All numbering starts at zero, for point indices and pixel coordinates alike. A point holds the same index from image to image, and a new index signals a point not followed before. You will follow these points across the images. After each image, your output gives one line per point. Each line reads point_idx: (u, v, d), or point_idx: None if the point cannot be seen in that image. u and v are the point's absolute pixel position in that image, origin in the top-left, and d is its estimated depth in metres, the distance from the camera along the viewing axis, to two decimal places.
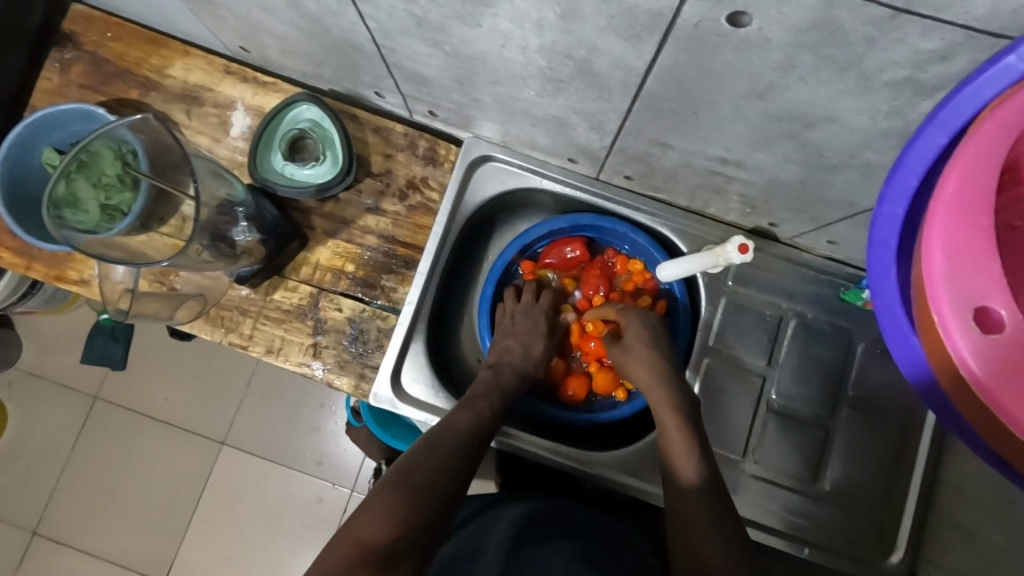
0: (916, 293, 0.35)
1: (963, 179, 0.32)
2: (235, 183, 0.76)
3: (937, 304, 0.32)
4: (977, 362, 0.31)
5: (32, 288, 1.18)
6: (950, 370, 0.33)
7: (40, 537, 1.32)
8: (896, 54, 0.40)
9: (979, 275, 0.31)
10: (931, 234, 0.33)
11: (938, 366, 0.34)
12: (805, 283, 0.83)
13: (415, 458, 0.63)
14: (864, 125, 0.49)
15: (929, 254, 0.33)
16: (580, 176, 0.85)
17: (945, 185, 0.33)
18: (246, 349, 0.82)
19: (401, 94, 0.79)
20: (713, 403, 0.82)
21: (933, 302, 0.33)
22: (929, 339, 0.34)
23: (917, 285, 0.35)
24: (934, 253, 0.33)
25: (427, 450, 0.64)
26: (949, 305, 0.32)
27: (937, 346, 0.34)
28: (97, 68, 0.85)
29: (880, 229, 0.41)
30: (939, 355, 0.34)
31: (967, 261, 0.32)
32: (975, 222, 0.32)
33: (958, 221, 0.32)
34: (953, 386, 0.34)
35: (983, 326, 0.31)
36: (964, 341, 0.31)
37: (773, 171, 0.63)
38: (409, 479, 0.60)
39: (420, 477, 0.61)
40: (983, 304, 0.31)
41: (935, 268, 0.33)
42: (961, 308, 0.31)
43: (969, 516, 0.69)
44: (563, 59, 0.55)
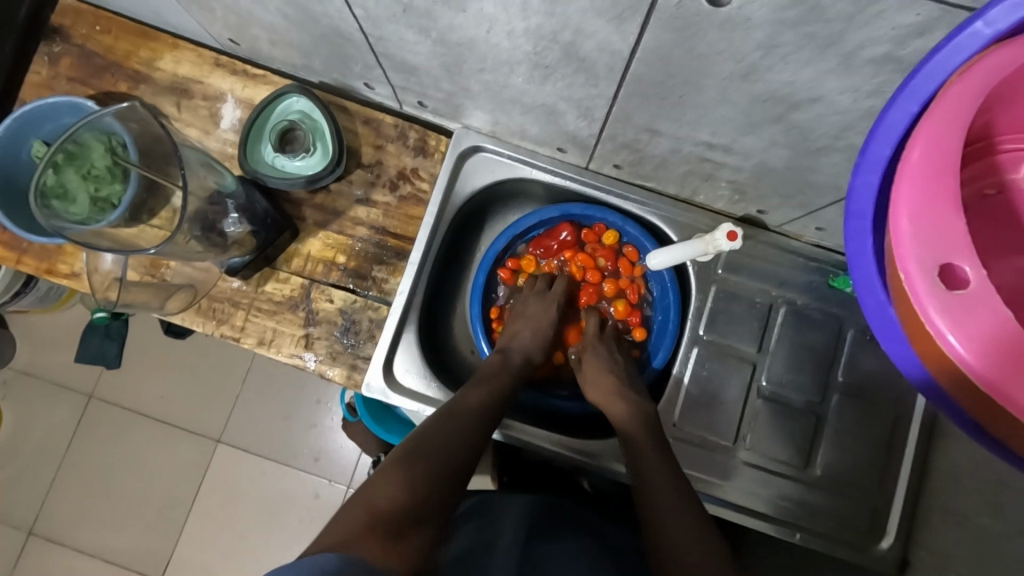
0: (890, 260, 0.35)
1: (931, 140, 0.32)
2: (225, 173, 0.76)
3: (902, 262, 0.32)
4: (943, 318, 0.30)
5: (25, 285, 1.18)
6: (923, 330, 0.32)
7: (35, 536, 1.32)
8: (875, 30, 0.41)
9: (944, 232, 0.31)
10: (898, 196, 0.32)
11: (910, 328, 0.33)
12: (795, 271, 0.84)
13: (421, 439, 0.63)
14: (847, 105, 0.50)
15: (895, 216, 0.32)
16: (569, 165, 0.85)
17: (912, 150, 0.32)
18: (238, 341, 0.82)
19: (390, 84, 0.79)
20: (702, 389, 0.83)
21: (902, 263, 0.32)
22: (903, 304, 0.33)
23: (890, 250, 0.34)
24: (902, 213, 0.32)
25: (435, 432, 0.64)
26: (915, 263, 0.31)
27: (909, 308, 0.33)
28: (86, 61, 0.85)
29: (856, 200, 0.40)
30: (912, 318, 0.33)
31: (934, 219, 0.31)
32: (941, 182, 0.31)
33: (925, 181, 0.31)
34: (929, 351, 0.33)
35: (949, 283, 0.30)
36: (928, 296, 0.30)
37: (760, 155, 0.63)
38: (419, 451, 0.61)
39: (427, 455, 0.61)
40: (948, 260, 0.30)
41: (902, 228, 0.32)
42: (927, 265, 0.31)
43: (959, 499, 0.69)
44: (549, 43, 0.55)
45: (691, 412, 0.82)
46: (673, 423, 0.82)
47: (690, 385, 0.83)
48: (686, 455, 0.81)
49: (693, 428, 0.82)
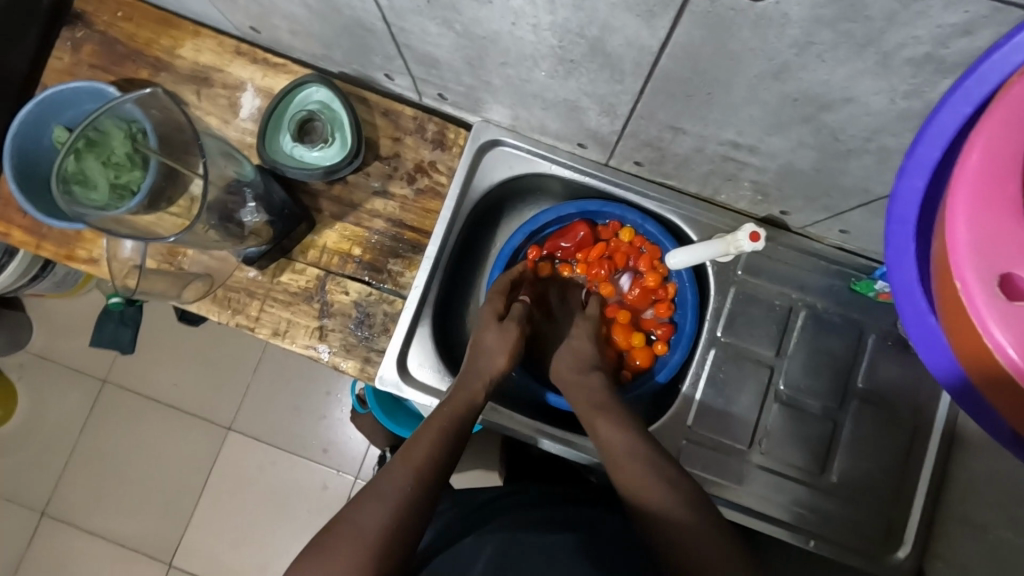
0: (937, 267, 0.34)
1: (990, 144, 0.31)
2: (245, 162, 0.76)
3: (959, 272, 0.30)
4: (1003, 331, 0.29)
5: (41, 270, 1.19)
6: (976, 342, 0.31)
7: (48, 517, 1.33)
8: (918, 29, 0.39)
9: (1004, 242, 0.30)
10: (956, 202, 0.31)
11: (960, 340, 0.32)
12: (816, 274, 0.82)
13: (357, 508, 0.57)
14: (883, 106, 0.48)
15: (952, 224, 0.31)
16: (589, 161, 0.84)
17: (970, 154, 0.31)
18: (253, 331, 0.82)
19: (410, 76, 0.78)
20: (719, 392, 0.82)
21: (957, 271, 0.31)
22: (950, 312, 0.33)
23: (938, 257, 0.33)
24: (958, 219, 0.31)
25: (374, 494, 0.59)
26: (974, 273, 0.30)
27: (958, 317, 0.32)
28: (108, 48, 0.85)
29: (900, 204, 0.39)
30: (964, 330, 0.32)
31: (993, 226, 0.30)
32: (1002, 189, 0.30)
33: (984, 188, 0.30)
34: (974, 363, 0.32)
35: (1009, 294, 0.29)
36: (987, 308, 0.29)
37: (787, 156, 0.62)
38: (355, 530, 0.56)
39: (365, 533, 0.55)
40: (1007, 270, 0.29)
41: (958, 236, 0.31)
42: (987, 276, 0.29)
43: (979, 511, 0.68)
44: (576, 38, 0.54)
45: (706, 415, 0.81)
46: (688, 426, 0.81)
47: (705, 388, 0.82)
48: (700, 458, 0.80)
49: (708, 431, 0.81)
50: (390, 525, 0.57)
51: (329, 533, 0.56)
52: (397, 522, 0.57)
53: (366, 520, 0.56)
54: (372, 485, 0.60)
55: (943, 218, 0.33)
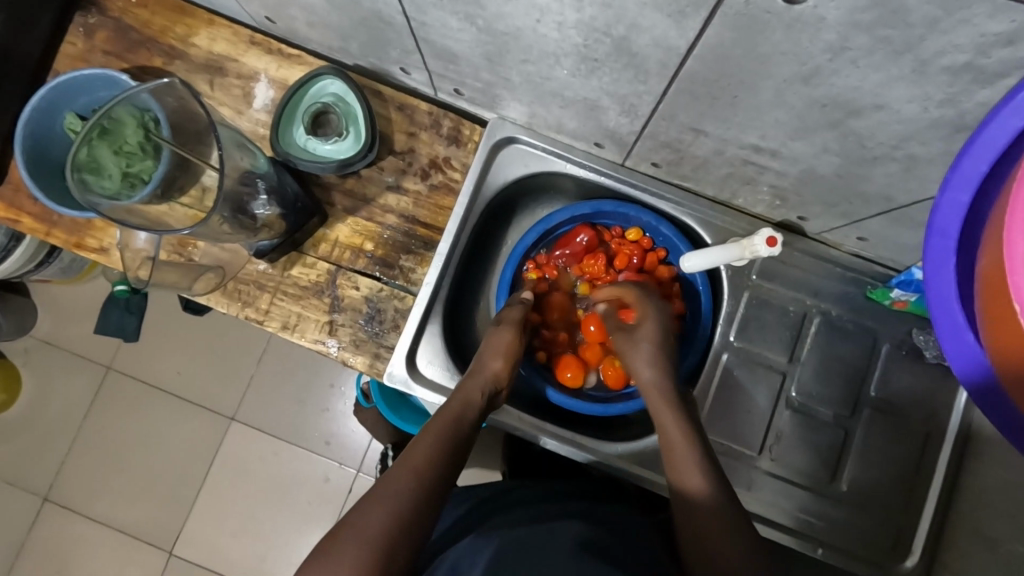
0: (986, 284, 0.32)
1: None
2: (258, 154, 0.75)
3: (1018, 291, 0.28)
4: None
5: (49, 256, 1.18)
6: None
7: (51, 503, 1.33)
8: (959, 37, 0.39)
9: None
10: (1016, 217, 0.29)
11: (1014, 364, 0.30)
12: (832, 280, 0.82)
13: (365, 504, 0.57)
14: (914, 114, 0.47)
15: (1011, 241, 0.29)
16: (605, 162, 0.83)
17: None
18: (263, 324, 0.81)
19: (427, 71, 0.77)
20: (730, 396, 0.81)
21: (1015, 291, 0.29)
22: (1000, 333, 0.31)
23: (990, 274, 0.31)
24: (1018, 235, 0.29)
25: (380, 493, 0.58)
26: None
27: (1009, 338, 0.30)
28: (122, 34, 0.84)
29: (941, 217, 0.38)
30: (1019, 353, 0.30)
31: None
32: None
33: None
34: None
35: None
36: None
37: (810, 162, 0.61)
38: (363, 527, 0.55)
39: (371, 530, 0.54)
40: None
41: (1018, 254, 0.29)
42: None
43: (991, 523, 0.67)
44: (601, 36, 0.53)
45: (717, 420, 0.81)
46: None
47: (716, 392, 0.81)
48: None
49: (718, 435, 0.80)
50: (394, 519, 0.56)
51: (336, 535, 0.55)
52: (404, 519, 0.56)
53: (375, 514, 0.56)
54: (378, 485, 0.60)
55: (996, 234, 0.31)
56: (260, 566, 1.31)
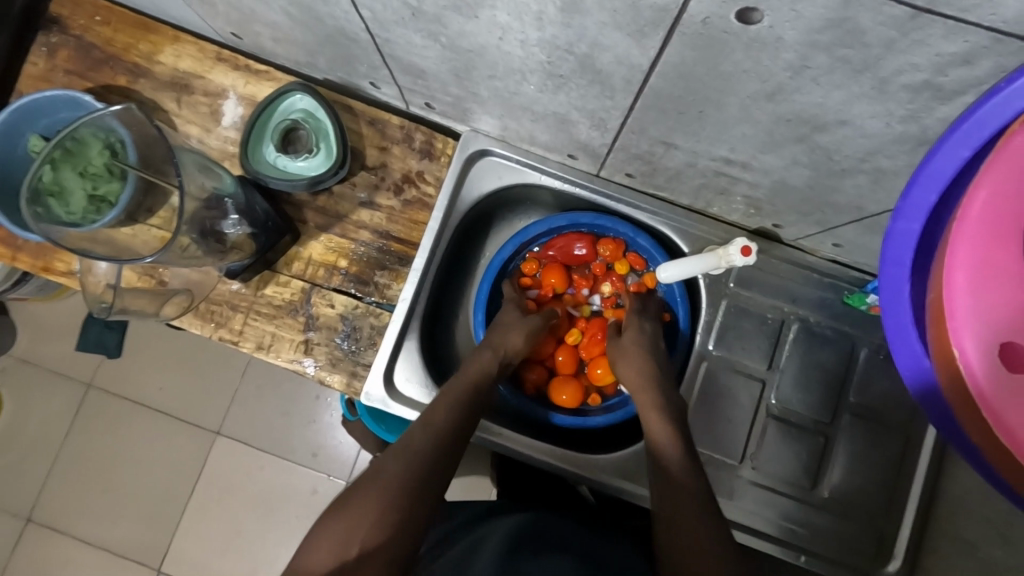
0: (931, 321, 0.33)
1: (998, 202, 0.30)
2: (224, 175, 0.73)
3: (958, 336, 0.30)
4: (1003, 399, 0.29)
5: (23, 275, 1.16)
6: (971, 406, 0.31)
7: (33, 524, 1.31)
8: (915, 57, 0.38)
9: (1003, 306, 0.29)
10: (955, 263, 0.30)
11: (953, 403, 0.32)
12: (809, 287, 0.81)
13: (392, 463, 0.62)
14: (878, 129, 0.47)
15: (952, 285, 0.30)
16: (580, 173, 0.82)
17: (972, 206, 0.30)
18: (237, 345, 0.80)
19: (397, 85, 0.76)
20: (711, 405, 0.81)
21: (955, 335, 0.30)
22: (944, 374, 0.32)
23: (932, 313, 0.33)
24: (959, 284, 0.30)
25: (396, 454, 0.63)
26: (972, 339, 0.29)
27: (954, 378, 0.31)
28: (84, 53, 0.82)
29: (894, 245, 0.37)
30: (956, 390, 0.31)
31: (993, 292, 0.29)
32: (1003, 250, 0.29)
33: (984, 247, 0.30)
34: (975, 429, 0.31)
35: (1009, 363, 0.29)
36: (986, 374, 0.29)
37: (780, 173, 0.61)
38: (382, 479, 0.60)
39: (391, 481, 0.60)
40: (1010, 339, 0.29)
41: (958, 302, 0.30)
42: (988, 344, 0.29)
43: (970, 527, 0.67)
44: (564, 54, 0.52)
45: (697, 429, 0.80)
46: None
47: (697, 404, 0.81)
48: None
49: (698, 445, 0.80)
50: (414, 472, 0.61)
51: (356, 492, 0.60)
52: (422, 471, 0.61)
53: (391, 471, 0.60)
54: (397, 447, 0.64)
55: (937, 271, 0.32)
56: None
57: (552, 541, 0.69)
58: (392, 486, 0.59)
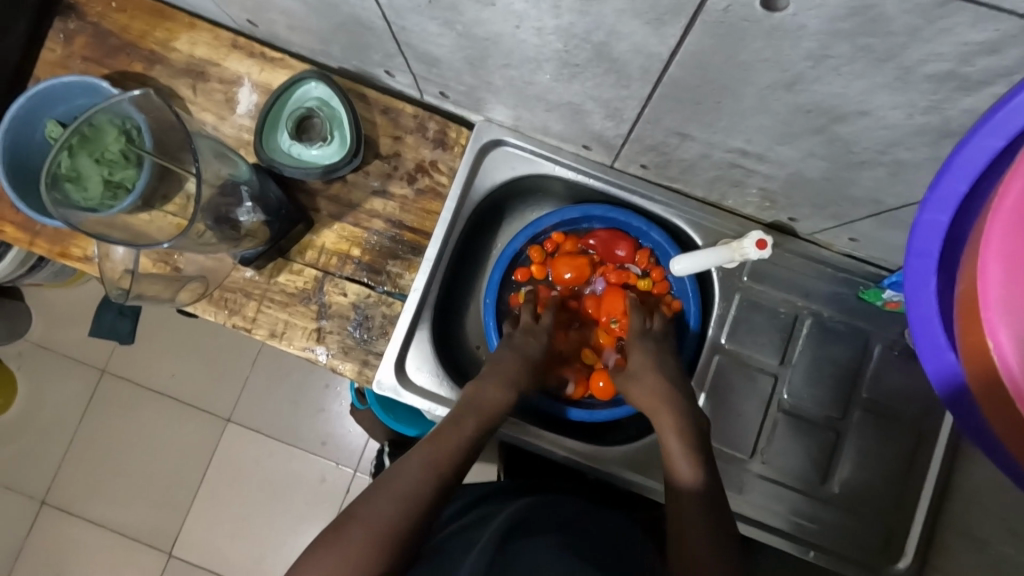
0: (962, 314, 0.32)
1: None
2: (239, 163, 0.74)
3: (992, 327, 0.29)
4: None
5: (39, 261, 1.17)
6: (1004, 399, 0.30)
7: (48, 506, 1.33)
8: (942, 46, 0.38)
9: None
10: (990, 252, 0.29)
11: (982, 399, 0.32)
12: (823, 282, 0.81)
13: (398, 474, 0.63)
14: (899, 120, 0.46)
15: (985, 274, 0.30)
16: (594, 164, 0.82)
17: (1005, 195, 0.30)
18: (250, 332, 0.81)
19: (410, 74, 0.76)
20: (722, 400, 0.80)
21: (989, 326, 0.29)
22: (975, 367, 0.31)
23: (964, 305, 0.32)
24: (993, 274, 0.29)
25: (408, 472, 0.63)
26: (1007, 329, 0.29)
27: (984, 370, 0.31)
28: (101, 39, 0.83)
29: (920, 237, 0.37)
30: (989, 384, 0.31)
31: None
32: None
33: (1018, 235, 0.29)
34: (1005, 420, 0.31)
35: None
36: (1020, 364, 0.28)
37: (798, 166, 0.60)
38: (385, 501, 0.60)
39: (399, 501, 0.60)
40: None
41: (992, 292, 0.29)
42: (1022, 334, 0.28)
43: (982, 526, 0.67)
44: (581, 42, 0.52)
45: (707, 423, 0.80)
46: None
47: (706, 401, 0.81)
48: None
49: (709, 438, 0.80)
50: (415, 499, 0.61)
51: (362, 504, 0.59)
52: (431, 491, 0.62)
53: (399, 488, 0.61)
54: (407, 463, 0.64)
55: (970, 261, 0.32)
56: (258, 567, 1.31)
57: (551, 526, 0.70)
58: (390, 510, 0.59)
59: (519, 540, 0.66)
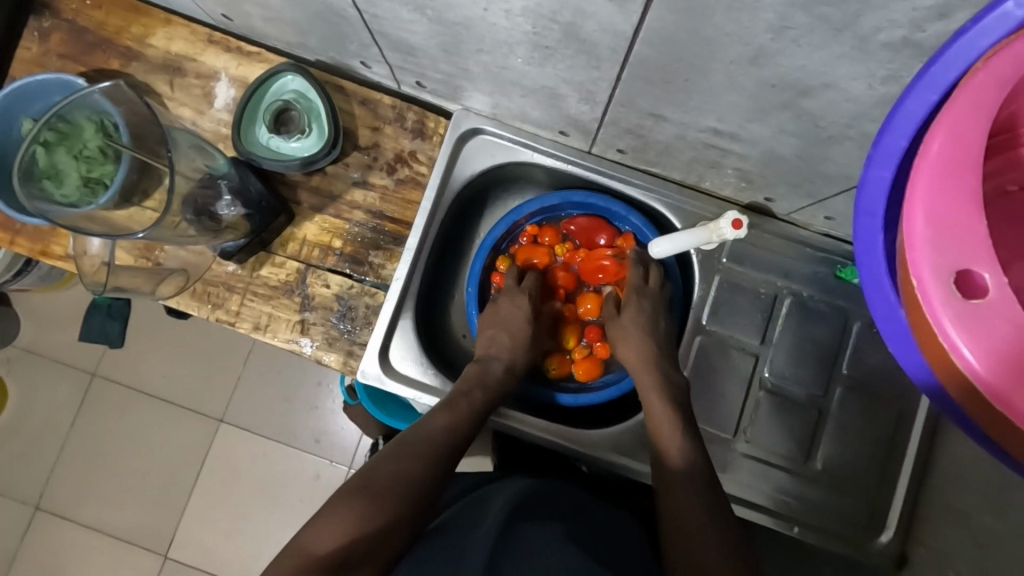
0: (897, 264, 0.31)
1: (952, 132, 0.29)
2: (217, 155, 0.74)
3: (916, 268, 0.28)
4: (958, 330, 0.27)
5: (25, 265, 1.17)
6: (937, 346, 0.29)
7: (42, 511, 1.33)
8: (894, 12, 0.38)
9: (961, 236, 0.28)
10: (912, 193, 0.29)
11: (924, 351, 0.31)
12: (802, 262, 0.81)
13: (397, 458, 0.64)
14: (861, 91, 0.47)
15: (908, 216, 0.29)
16: (572, 150, 0.83)
17: (931, 142, 0.29)
18: (234, 326, 0.81)
19: (387, 64, 0.76)
20: (704, 381, 0.82)
21: (914, 268, 0.29)
22: (911, 315, 0.30)
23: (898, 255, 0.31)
24: (915, 215, 0.29)
25: (407, 455, 0.65)
26: (929, 268, 0.28)
27: (917, 317, 0.30)
28: (77, 37, 0.83)
29: (867, 196, 0.38)
30: (924, 333, 0.30)
31: (948, 223, 0.28)
32: (961, 179, 0.28)
33: (943, 176, 0.28)
34: (940, 366, 0.30)
35: (966, 292, 0.27)
36: (942, 305, 0.27)
37: (769, 143, 0.61)
38: (375, 488, 0.60)
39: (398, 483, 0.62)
40: (966, 267, 0.27)
41: (915, 233, 0.29)
42: (942, 272, 0.28)
43: (961, 497, 0.68)
44: (549, 23, 0.53)
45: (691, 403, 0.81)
46: None
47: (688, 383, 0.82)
48: None
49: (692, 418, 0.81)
50: (406, 487, 0.62)
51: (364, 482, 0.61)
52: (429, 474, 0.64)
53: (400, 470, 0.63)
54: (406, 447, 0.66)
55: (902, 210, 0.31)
56: (254, 565, 1.31)
57: (553, 512, 0.71)
58: (377, 501, 0.59)
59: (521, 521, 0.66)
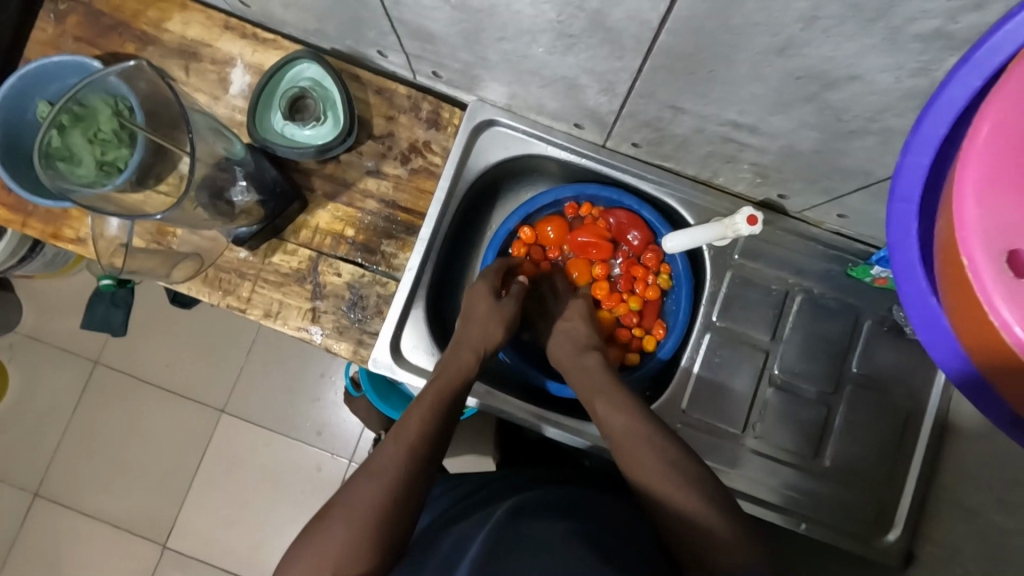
0: (942, 249, 0.31)
1: (1002, 114, 0.28)
2: (235, 140, 0.74)
3: (965, 247, 0.28)
4: (1011, 308, 0.27)
5: (30, 250, 1.16)
6: (985, 327, 0.29)
7: (41, 498, 1.33)
8: (929, 2, 0.38)
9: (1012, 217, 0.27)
10: (964, 176, 0.29)
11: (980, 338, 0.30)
12: (814, 259, 0.82)
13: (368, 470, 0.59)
14: (887, 84, 0.47)
15: (958, 200, 0.29)
16: (587, 143, 0.83)
17: (981, 124, 0.29)
18: (244, 313, 0.81)
19: (405, 52, 0.76)
20: (714, 378, 0.81)
21: (963, 247, 0.28)
22: (958, 297, 0.30)
23: (944, 240, 0.31)
24: (966, 194, 0.28)
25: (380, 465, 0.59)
26: (982, 249, 0.28)
27: (965, 300, 0.30)
28: (93, 19, 0.83)
29: (902, 181, 0.38)
30: (972, 314, 0.29)
31: (1000, 206, 0.28)
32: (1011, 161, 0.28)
33: (991, 160, 0.28)
34: (982, 345, 0.30)
35: (1017, 271, 0.27)
36: (994, 284, 0.27)
37: (788, 137, 0.61)
38: (354, 513, 0.55)
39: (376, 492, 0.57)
40: (1015, 247, 0.27)
41: (967, 213, 0.28)
42: (994, 252, 0.27)
43: (971, 495, 0.68)
44: (575, 11, 0.53)
45: (700, 398, 0.81)
46: (681, 410, 0.81)
47: (698, 378, 0.81)
48: (695, 442, 0.80)
49: (700, 414, 0.81)
50: (382, 504, 0.56)
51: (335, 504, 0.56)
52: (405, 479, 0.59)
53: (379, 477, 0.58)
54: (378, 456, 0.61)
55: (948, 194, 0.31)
56: (255, 556, 1.31)
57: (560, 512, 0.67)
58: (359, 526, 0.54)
59: (518, 529, 0.62)
